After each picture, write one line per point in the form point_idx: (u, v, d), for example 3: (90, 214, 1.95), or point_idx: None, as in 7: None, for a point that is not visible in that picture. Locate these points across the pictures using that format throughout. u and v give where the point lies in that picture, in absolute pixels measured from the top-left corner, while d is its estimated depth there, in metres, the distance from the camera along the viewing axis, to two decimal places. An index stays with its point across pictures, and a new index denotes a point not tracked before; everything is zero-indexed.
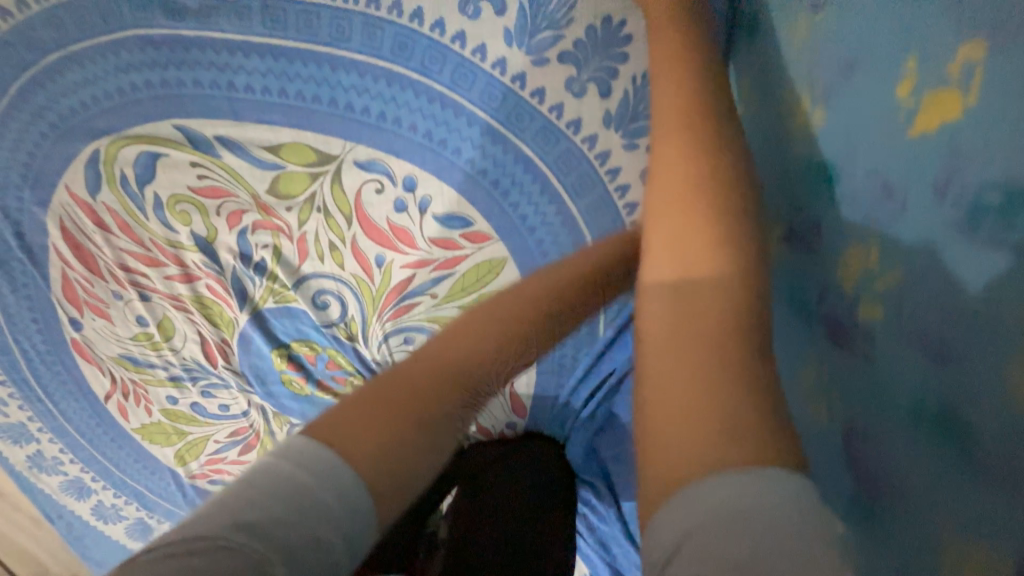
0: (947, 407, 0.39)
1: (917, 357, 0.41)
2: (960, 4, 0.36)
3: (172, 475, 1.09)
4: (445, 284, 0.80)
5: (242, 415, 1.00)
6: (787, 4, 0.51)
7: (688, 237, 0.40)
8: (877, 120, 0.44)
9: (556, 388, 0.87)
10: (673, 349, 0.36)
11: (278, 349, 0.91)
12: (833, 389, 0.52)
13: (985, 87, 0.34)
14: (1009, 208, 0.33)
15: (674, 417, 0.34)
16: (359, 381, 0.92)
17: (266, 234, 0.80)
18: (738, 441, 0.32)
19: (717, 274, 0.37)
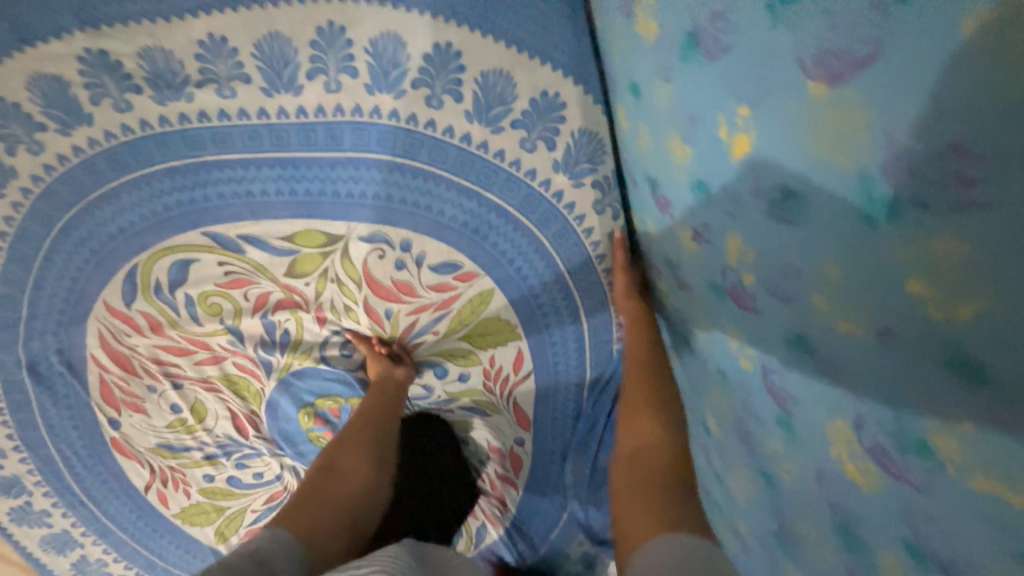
0: (804, 328, 0.48)
1: (776, 299, 0.50)
2: (730, 70, 0.45)
3: (215, 553, 1.14)
4: (446, 322, 0.94)
5: (276, 479, 1.08)
6: (640, 65, 0.59)
7: (645, 428, 0.75)
8: (711, 151, 0.51)
9: (554, 392, 1.01)
10: (631, 408, 0.79)
11: (305, 407, 1.01)
12: (749, 346, 0.57)
13: (759, 129, 0.44)
14: (795, 197, 0.44)
15: (638, 481, 0.65)
16: None
17: (285, 309, 0.92)
18: (671, 500, 0.60)
19: (659, 440, 0.72)
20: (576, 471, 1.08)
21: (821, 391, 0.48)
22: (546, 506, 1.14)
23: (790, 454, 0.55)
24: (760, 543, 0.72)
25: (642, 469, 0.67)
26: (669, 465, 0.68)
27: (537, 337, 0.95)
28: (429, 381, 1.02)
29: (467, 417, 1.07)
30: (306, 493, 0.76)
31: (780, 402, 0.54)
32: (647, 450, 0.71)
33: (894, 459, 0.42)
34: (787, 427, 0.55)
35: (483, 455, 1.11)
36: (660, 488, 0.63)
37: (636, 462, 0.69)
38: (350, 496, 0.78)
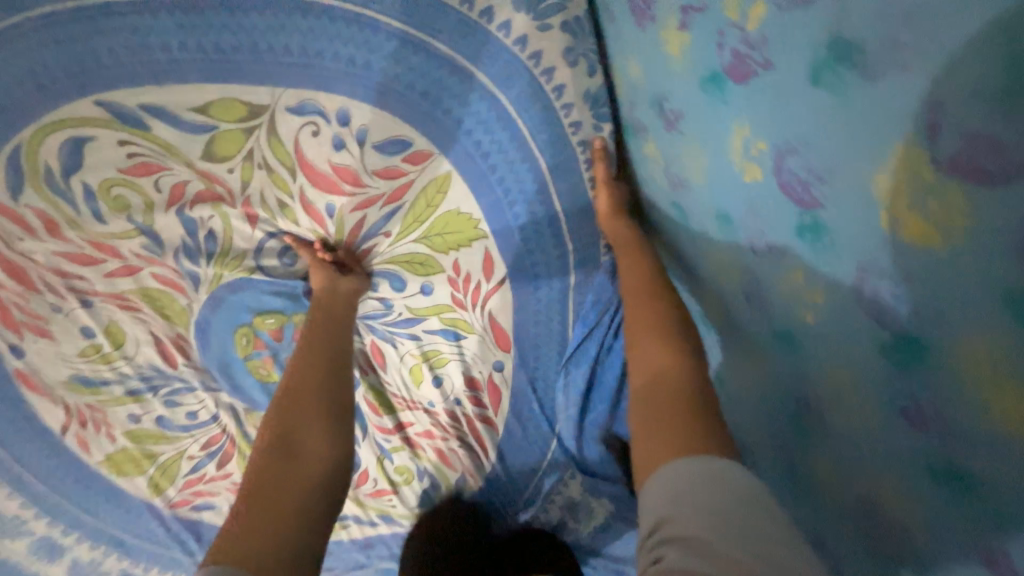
0: (839, 42, 0.39)
1: (801, 23, 0.41)
2: None
3: (150, 509, 1.01)
4: (398, 221, 0.81)
5: (212, 420, 0.95)
6: None
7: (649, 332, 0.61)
8: None
9: (532, 303, 0.86)
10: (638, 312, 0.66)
11: (242, 328, 0.88)
12: (766, 127, 0.48)
13: None
14: None
15: (653, 397, 0.53)
16: None
17: (205, 204, 0.77)
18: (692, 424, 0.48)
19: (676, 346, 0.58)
20: (559, 404, 0.94)
21: (865, 124, 0.39)
22: (526, 448, 0.99)
23: (824, 254, 0.47)
24: (777, 424, 0.62)
25: (654, 404, 0.52)
26: (685, 371, 0.54)
27: (507, 232, 0.80)
28: (386, 296, 0.88)
29: (439, 345, 0.91)
30: (257, 491, 0.64)
31: (804, 189, 0.46)
32: (663, 362, 0.57)
33: (981, 158, 0.32)
34: (816, 223, 0.47)
35: (461, 392, 0.95)
36: (685, 420, 0.48)
37: (652, 398, 0.53)
38: (312, 488, 0.67)
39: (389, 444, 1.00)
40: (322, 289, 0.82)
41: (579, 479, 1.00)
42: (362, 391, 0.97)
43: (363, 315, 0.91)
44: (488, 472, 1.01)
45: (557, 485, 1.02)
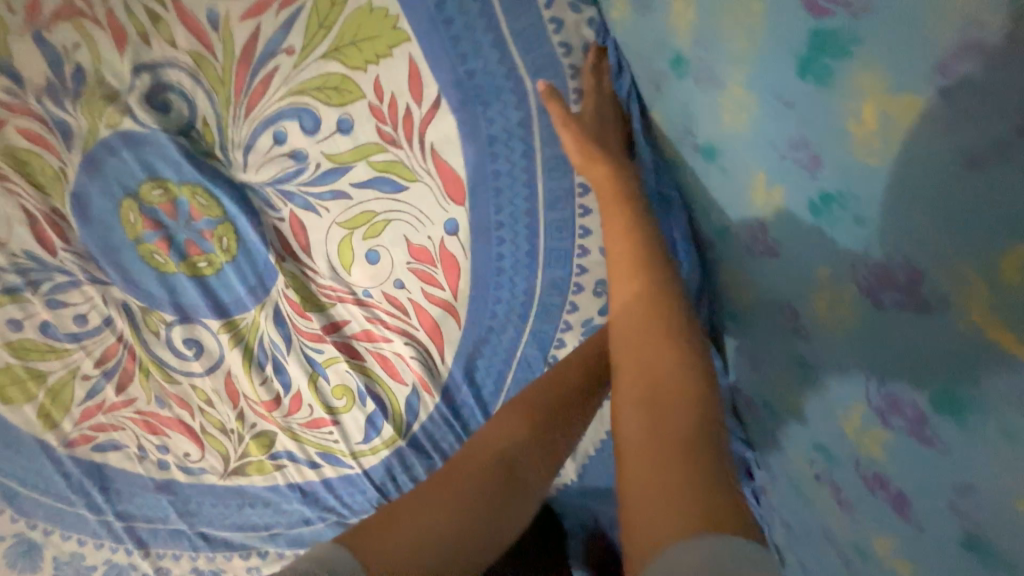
0: None
1: None
2: None
3: (44, 448, 0.84)
4: (299, 29, 0.64)
5: (105, 325, 0.78)
6: None
7: (642, 320, 0.48)
8: None
9: (478, 137, 0.66)
10: (629, 332, 0.48)
11: (126, 201, 0.72)
12: None
13: None
14: None
15: (646, 488, 0.40)
16: (230, 237, 0.75)
17: (67, 26, 0.64)
18: (708, 516, 0.36)
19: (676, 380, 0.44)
20: (534, 271, 0.74)
21: None
22: (493, 345, 0.78)
23: None
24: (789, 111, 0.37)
25: (659, 453, 0.41)
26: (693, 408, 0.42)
27: (432, 31, 0.62)
28: (296, 144, 0.69)
29: (372, 205, 0.71)
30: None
31: None
32: (664, 420, 0.43)
33: None
34: None
35: (407, 268, 0.75)
36: (682, 475, 0.39)
37: (660, 478, 0.40)
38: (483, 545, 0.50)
39: (323, 355, 0.80)
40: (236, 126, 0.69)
41: None
42: (282, 286, 0.77)
43: (274, 183, 0.72)
44: (447, 380, 0.81)
45: None
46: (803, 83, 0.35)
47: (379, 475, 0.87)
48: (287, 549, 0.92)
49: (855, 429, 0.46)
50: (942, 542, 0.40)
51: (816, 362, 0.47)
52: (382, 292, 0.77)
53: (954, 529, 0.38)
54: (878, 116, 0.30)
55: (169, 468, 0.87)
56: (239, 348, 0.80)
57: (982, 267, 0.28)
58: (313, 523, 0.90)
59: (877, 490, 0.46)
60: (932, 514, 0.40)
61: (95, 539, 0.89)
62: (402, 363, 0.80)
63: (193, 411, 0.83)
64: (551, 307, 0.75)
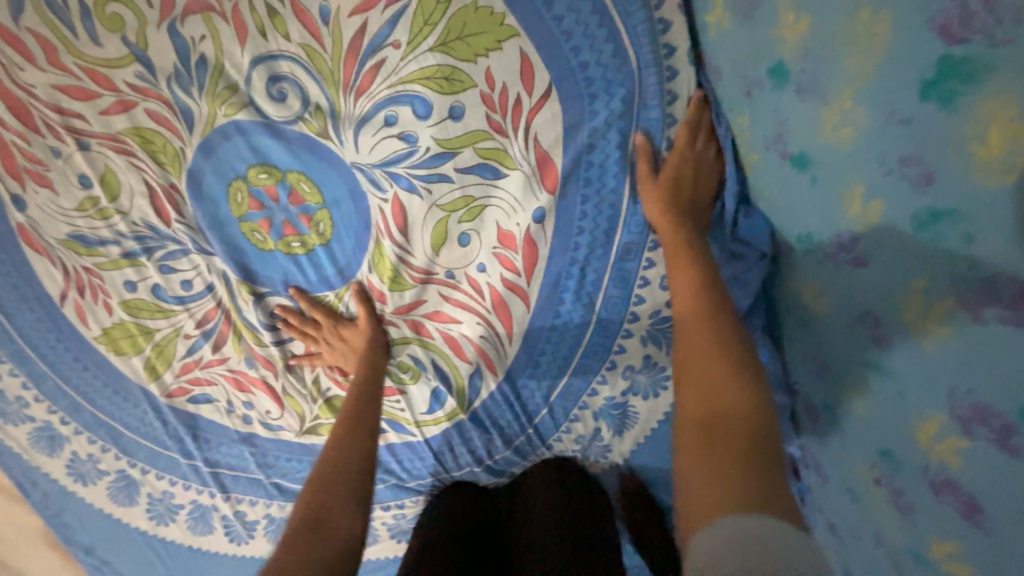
0: None
1: None
2: None
3: (147, 397, 0.94)
4: (406, 26, 0.68)
5: (207, 291, 0.87)
6: None
7: (699, 335, 0.60)
8: None
9: (567, 135, 0.71)
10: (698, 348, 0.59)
11: (236, 182, 0.80)
12: None
13: None
14: None
15: (703, 468, 0.48)
16: (325, 224, 0.82)
17: (200, 22, 0.71)
18: (758, 501, 0.43)
19: (737, 393, 0.53)
20: (604, 265, 0.78)
21: None
22: (557, 332, 0.83)
23: None
24: (903, 131, 0.40)
25: (715, 435, 0.50)
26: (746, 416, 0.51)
27: (533, 34, 0.67)
28: (409, 127, 0.74)
29: (474, 190, 0.76)
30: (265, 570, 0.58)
31: None
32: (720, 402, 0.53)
33: None
34: None
35: (492, 253, 0.79)
36: (731, 467, 0.47)
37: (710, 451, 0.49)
38: None
39: (398, 333, 0.88)
40: (343, 116, 0.75)
41: (619, 367, 0.84)
42: (367, 270, 0.85)
43: (383, 164, 0.77)
44: (511, 364, 0.86)
45: (590, 382, 0.86)
46: (926, 104, 0.37)
47: (438, 445, 0.93)
48: None
49: (926, 435, 0.48)
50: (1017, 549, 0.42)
51: (893, 371, 0.50)
52: (460, 275, 0.81)
53: None
54: (1004, 140, 0.33)
55: (252, 423, 0.96)
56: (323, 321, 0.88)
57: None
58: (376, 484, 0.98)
59: (945, 496, 0.48)
60: (1008, 522, 0.42)
61: (184, 481, 1.00)
62: (472, 344, 0.85)
63: (276, 372, 0.91)
64: (617, 299, 0.79)
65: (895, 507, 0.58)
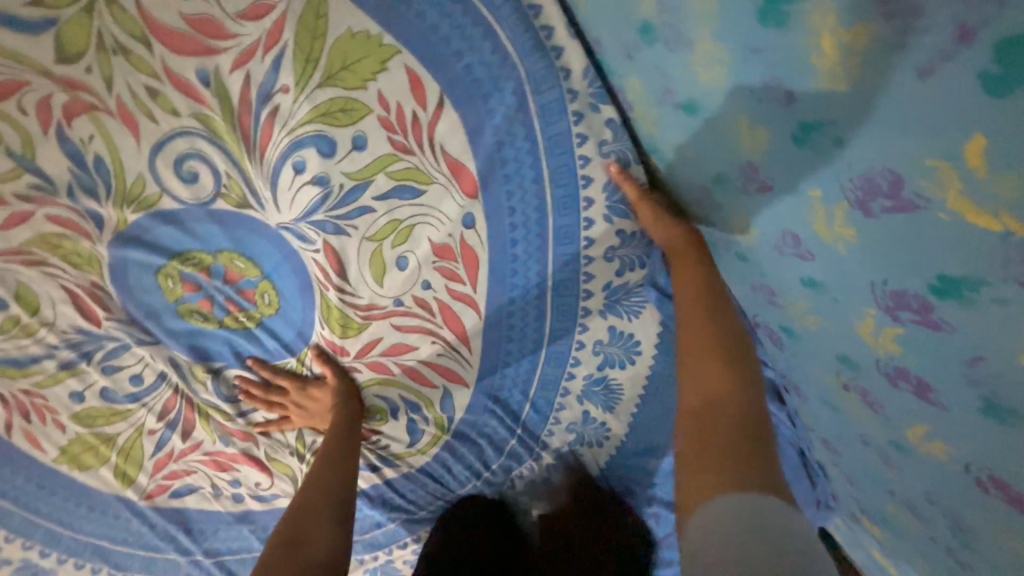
0: None
1: None
2: None
3: (127, 504, 0.89)
4: (289, 69, 0.68)
5: (160, 380, 0.83)
6: None
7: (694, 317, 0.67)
8: None
9: (475, 138, 0.71)
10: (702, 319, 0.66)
11: (164, 270, 0.77)
12: None
13: None
14: None
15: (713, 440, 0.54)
16: (271, 293, 0.80)
17: (79, 116, 0.68)
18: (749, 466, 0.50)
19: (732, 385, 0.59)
20: (545, 253, 0.78)
21: None
22: (520, 329, 0.83)
23: None
24: (761, 57, 0.43)
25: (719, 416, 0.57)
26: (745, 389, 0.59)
27: (413, 49, 0.67)
28: (318, 169, 0.73)
29: (398, 212, 0.75)
30: None
31: None
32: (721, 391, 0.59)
33: None
34: None
35: (434, 269, 0.78)
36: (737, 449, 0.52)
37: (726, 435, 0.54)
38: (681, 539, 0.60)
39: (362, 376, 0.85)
40: (253, 175, 0.73)
41: (588, 345, 0.85)
42: (319, 327, 0.82)
43: (305, 211, 0.75)
44: (485, 371, 0.85)
45: (565, 368, 0.87)
46: (768, 28, 0.41)
47: (436, 468, 0.92)
48: (366, 552, 0.98)
49: (868, 331, 0.50)
50: (967, 415, 0.44)
51: (826, 282, 0.52)
52: (410, 300, 0.80)
53: (971, 398, 0.43)
54: (836, 46, 0.36)
55: (244, 499, 0.92)
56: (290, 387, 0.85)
57: (948, 155, 0.33)
58: (386, 525, 0.96)
59: (899, 383, 0.51)
60: (953, 392, 0.44)
61: None
62: (441, 365, 0.85)
63: (255, 441, 0.89)
64: (567, 282, 0.80)
65: (866, 406, 0.61)
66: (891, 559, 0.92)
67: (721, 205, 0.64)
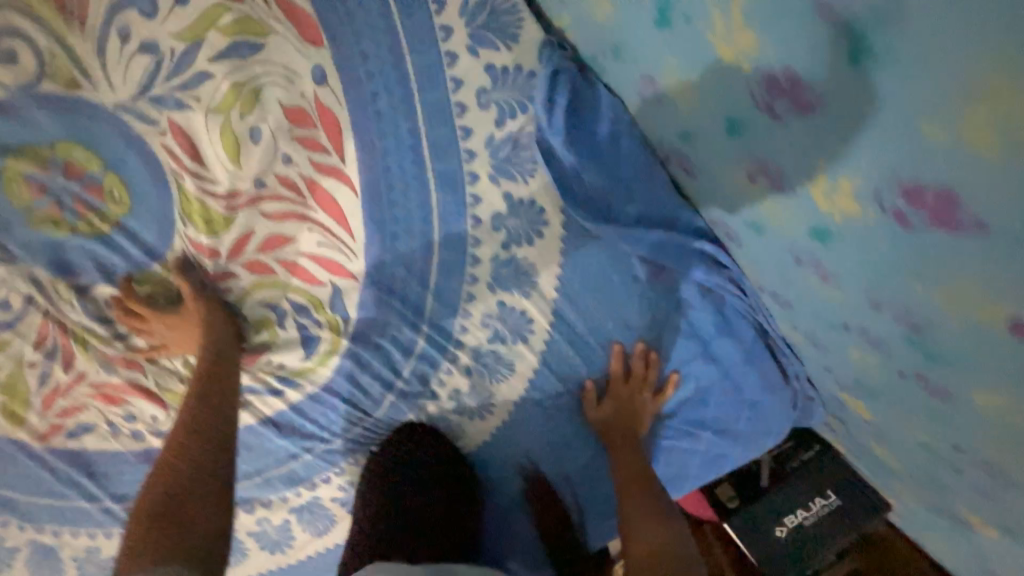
0: None
1: None
2: None
3: (22, 446, 0.83)
4: None
5: (28, 305, 0.77)
6: None
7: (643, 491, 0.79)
8: None
9: None
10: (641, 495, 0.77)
11: (3, 173, 0.70)
12: None
13: None
14: None
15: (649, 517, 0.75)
16: (121, 190, 0.72)
17: None
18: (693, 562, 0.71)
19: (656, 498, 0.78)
20: (413, 105, 0.68)
21: None
22: (405, 205, 0.73)
23: None
24: None
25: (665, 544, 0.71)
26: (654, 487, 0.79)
27: None
28: (144, 34, 0.65)
29: (241, 74, 0.67)
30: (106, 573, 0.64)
31: None
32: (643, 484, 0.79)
33: None
34: None
35: (293, 138, 0.70)
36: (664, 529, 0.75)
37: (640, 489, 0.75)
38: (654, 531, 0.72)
39: (234, 288, 0.77)
40: (77, 47, 0.65)
41: (485, 219, 0.74)
42: (182, 227, 0.74)
43: (142, 88, 0.67)
44: (374, 260, 0.76)
45: (465, 250, 0.75)
46: None
47: (341, 387, 0.82)
48: (287, 489, 0.89)
49: (725, 42, 0.53)
50: (846, 83, 0.45)
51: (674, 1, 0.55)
52: (275, 180, 0.72)
53: (842, 47, 0.43)
54: None
55: (144, 437, 0.85)
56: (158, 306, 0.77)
57: None
58: (302, 457, 0.87)
59: (777, 102, 0.52)
60: (818, 63, 0.46)
61: (102, 528, 0.89)
62: (323, 256, 0.75)
63: (142, 368, 0.82)
64: (446, 138, 0.69)
65: None
66: (884, 443, 0.76)
67: (603, 24, 0.65)
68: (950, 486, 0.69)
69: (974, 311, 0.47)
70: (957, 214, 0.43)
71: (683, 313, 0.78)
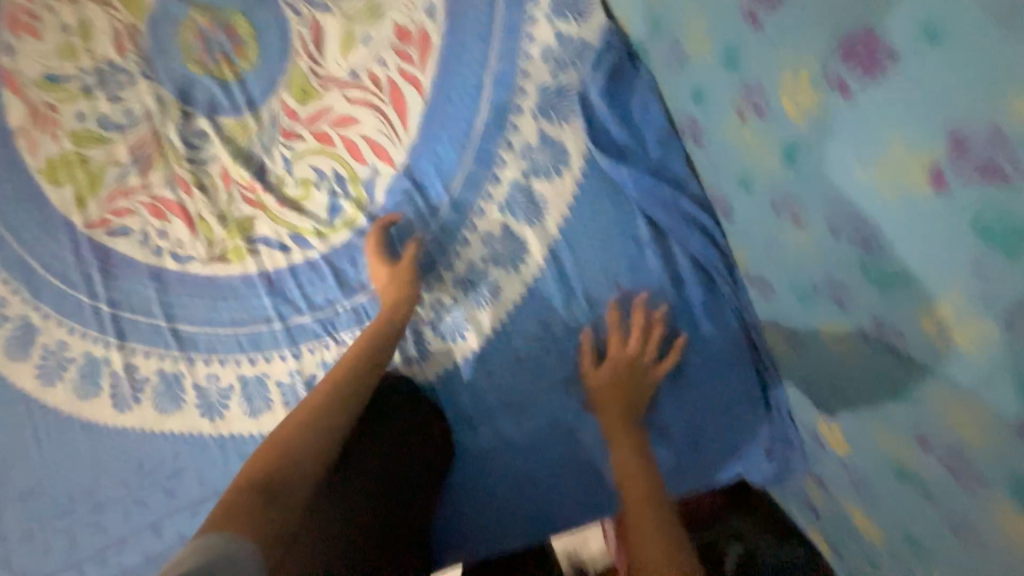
0: None
1: None
2: None
3: (70, 229, 0.95)
4: None
5: (144, 117, 0.95)
6: None
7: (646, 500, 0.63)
8: None
9: None
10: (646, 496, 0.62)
11: (187, 23, 0.95)
12: None
13: None
14: None
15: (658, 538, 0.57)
16: (253, 53, 0.94)
17: None
18: None
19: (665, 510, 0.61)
20: (489, 44, 0.85)
21: None
22: (455, 117, 0.86)
23: None
24: None
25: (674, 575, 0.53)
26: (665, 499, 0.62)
27: None
28: None
29: None
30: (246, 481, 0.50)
31: None
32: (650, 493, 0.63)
33: None
34: None
35: (392, 49, 0.89)
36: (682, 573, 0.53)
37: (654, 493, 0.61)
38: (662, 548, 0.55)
39: (293, 150, 0.91)
40: None
41: (515, 146, 0.84)
42: (282, 91, 0.92)
43: None
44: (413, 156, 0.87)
45: (491, 168, 0.85)
46: None
47: (340, 259, 0.89)
48: (250, 350, 0.90)
49: None
50: None
51: None
52: (365, 74, 0.90)
53: None
54: None
55: (161, 255, 0.94)
56: (232, 144, 0.93)
57: None
58: (275, 323, 0.89)
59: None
60: None
61: (82, 328, 0.93)
62: (376, 142, 0.88)
63: (191, 193, 0.93)
64: (506, 74, 0.85)
65: None
66: (862, 481, 0.68)
67: None
68: (923, 527, 0.60)
69: (905, 173, 0.45)
70: (878, 55, 0.45)
71: (675, 286, 0.79)
